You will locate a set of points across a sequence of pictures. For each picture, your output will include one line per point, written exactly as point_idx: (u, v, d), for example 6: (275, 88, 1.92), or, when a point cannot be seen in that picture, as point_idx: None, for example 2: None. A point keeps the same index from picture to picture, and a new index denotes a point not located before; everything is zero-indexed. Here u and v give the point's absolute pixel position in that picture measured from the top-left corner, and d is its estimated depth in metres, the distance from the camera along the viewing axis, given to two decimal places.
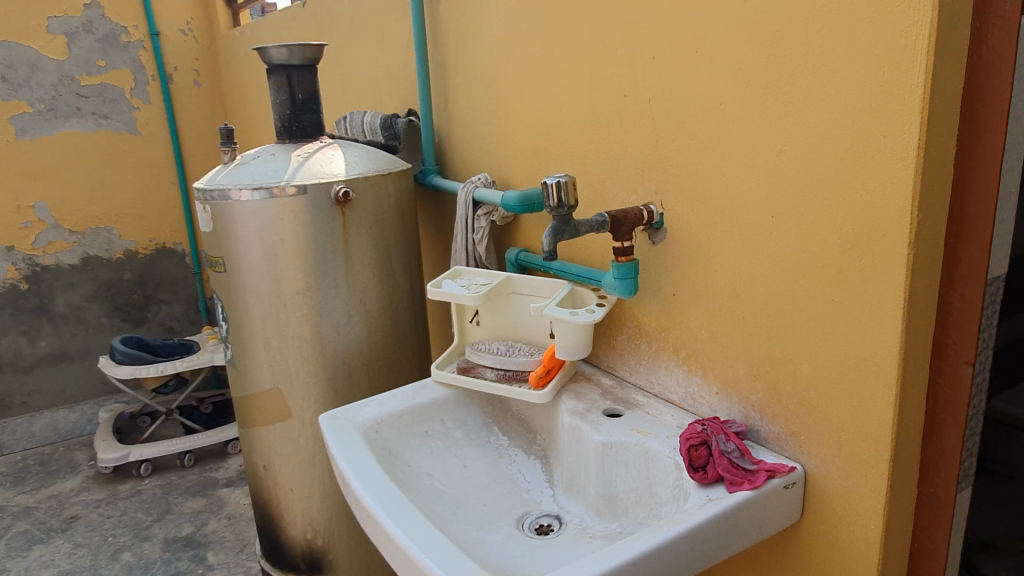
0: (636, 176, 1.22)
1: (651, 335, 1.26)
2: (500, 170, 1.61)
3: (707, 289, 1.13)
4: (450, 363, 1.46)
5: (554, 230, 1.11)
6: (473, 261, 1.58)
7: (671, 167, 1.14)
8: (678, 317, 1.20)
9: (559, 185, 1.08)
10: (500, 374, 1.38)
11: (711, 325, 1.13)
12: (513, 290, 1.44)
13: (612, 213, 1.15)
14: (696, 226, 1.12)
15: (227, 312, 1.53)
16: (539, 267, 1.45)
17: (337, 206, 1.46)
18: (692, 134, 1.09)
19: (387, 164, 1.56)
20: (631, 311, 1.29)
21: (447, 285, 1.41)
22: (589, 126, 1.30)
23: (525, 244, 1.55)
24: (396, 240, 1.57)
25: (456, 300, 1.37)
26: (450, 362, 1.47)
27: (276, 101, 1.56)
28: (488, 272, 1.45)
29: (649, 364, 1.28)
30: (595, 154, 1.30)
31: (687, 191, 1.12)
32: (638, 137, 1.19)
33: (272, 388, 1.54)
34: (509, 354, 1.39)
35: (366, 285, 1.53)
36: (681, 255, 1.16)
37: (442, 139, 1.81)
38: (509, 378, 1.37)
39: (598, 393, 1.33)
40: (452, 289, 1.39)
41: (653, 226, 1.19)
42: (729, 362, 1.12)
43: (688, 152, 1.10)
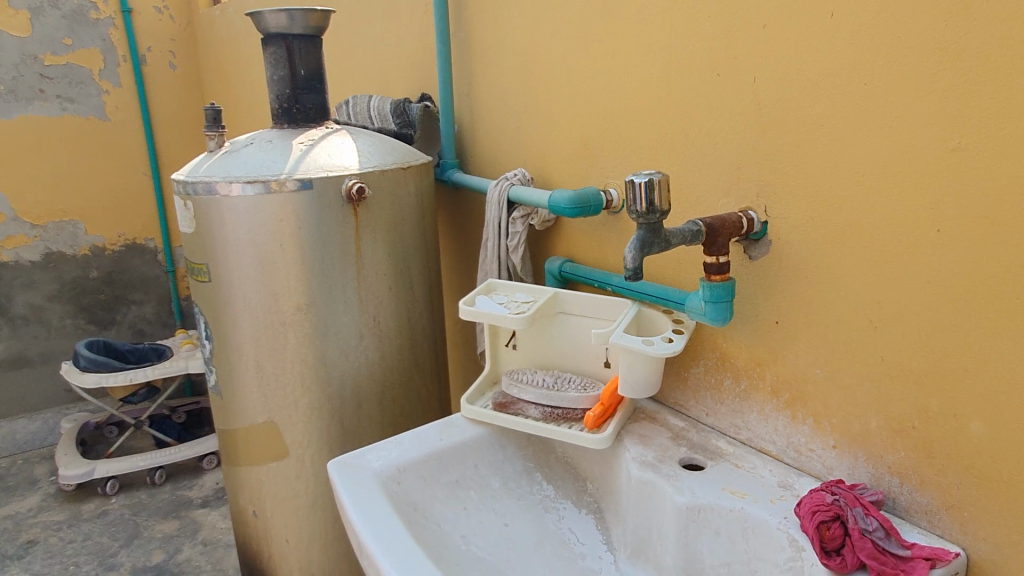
0: (728, 177, 0.99)
1: (740, 370, 1.03)
2: (537, 167, 1.37)
3: (827, 319, 0.90)
4: (482, 396, 1.22)
5: (639, 242, 0.87)
6: (506, 271, 1.34)
7: (781, 166, 0.91)
8: (781, 351, 0.97)
9: (653, 184, 0.84)
10: (547, 412, 1.14)
11: (830, 364, 0.91)
12: (560, 310, 1.20)
13: (706, 220, 0.91)
14: (814, 240, 0.89)
15: (212, 330, 1.27)
16: (591, 281, 1.21)
17: (348, 204, 1.21)
18: (817, 124, 0.86)
19: (405, 156, 1.32)
20: (713, 340, 1.06)
21: (482, 302, 1.17)
22: (663, 115, 1.07)
23: (568, 253, 1.32)
24: (415, 246, 1.33)
25: (494, 322, 1.13)
26: (482, 395, 1.22)
27: (272, 78, 1.31)
28: (530, 287, 1.21)
29: (735, 405, 1.06)
30: (671, 148, 1.07)
31: (804, 196, 0.89)
32: (735, 128, 0.96)
33: (264, 422, 1.28)
34: (557, 389, 1.15)
35: (380, 299, 1.28)
36: (789, 275, 0.93)
37: (463, 129, 1.56)
38: (556, 418, 1.13)
39: (667, 437, 1.10)
40: (489, 308, 1.15)
41: (753, 236, 0.96)
42: (855, 411, 0.89)
43: (809, 147, 0.87)
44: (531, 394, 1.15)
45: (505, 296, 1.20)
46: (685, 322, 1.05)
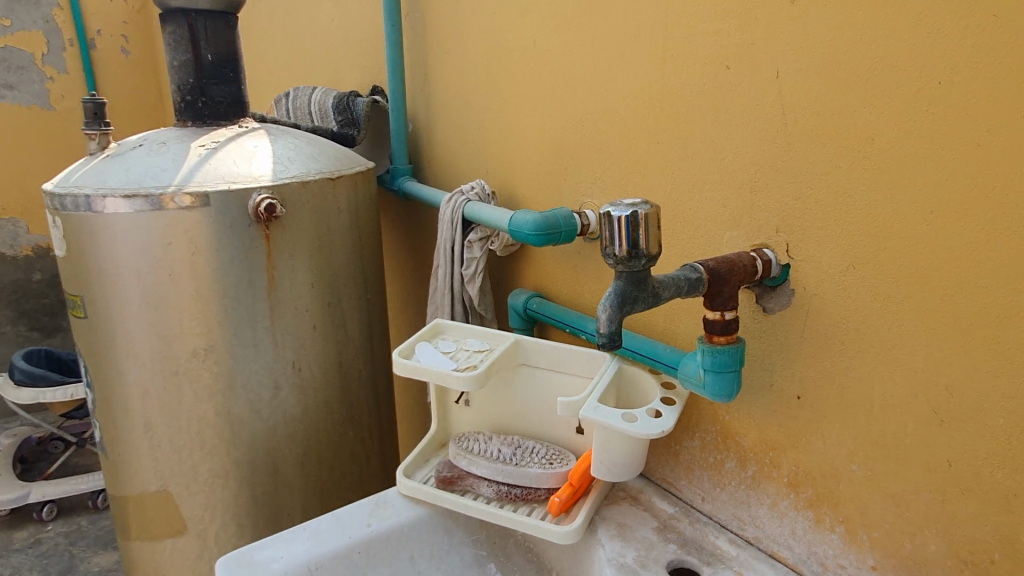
0: (740, 203, 0.75)
1: (746, 452, 0.80)
2: (500, 179, 1.13)
3: (870, 401, 0.66)
4: (423, 466, 0.98)
5: (617, 297, 0.63)
6: (460, 305, 1.09)
7: (812, 191, 0.68)
8: (802, 434, 0.73)
9: (637, 220, 0.61)
10: (501, 492, 0.90)
11: (871, 460, 0.67)
12: (522, 361, 0.96)
13: (708, 265, 0.68)
14: (854, 297, 0.66)
15: (93, 376, 1.02)
16: (562, 324, 0.98)
17: (257, 224, 0.96)
18: (867, 137, 0.62)
19: (338, 163, 1.07)
20: (711, 410, 0.83)
21: (424, 353, 0.92)
22: (661, 119, 0.82)
23: (535, 285, 1.08)
24: (347, 274, 1.09)
25: (437, 381, 0.89)
26: (423, 464, 0.98)
27: (172, 64, 1.05)
28: (486, 332, 0.97)
29: (738, 493, 0.82)
30: (668, 162, 0.83)
31: (842, 234, 0.66)
32: (753, 139, 0.72)
33: (157, 490, 1.04)
34: (514, 463, 0.91)
35: (300, 340, 1.04)
36: (818, 338, 0.70)
37: (418, 129, 1.32)
38: (514, 499, 0.89)
39: (652, 529, 0.85)
40: (430, 361, 0.91)
41: (768, 282, 0.72)
42: (905, 527, 0.66)
43: (853, 167, 0.64)
44: (483, 469, 0.91)
45: (454, 343, 0.96)
46: (676, 389, 0.82)
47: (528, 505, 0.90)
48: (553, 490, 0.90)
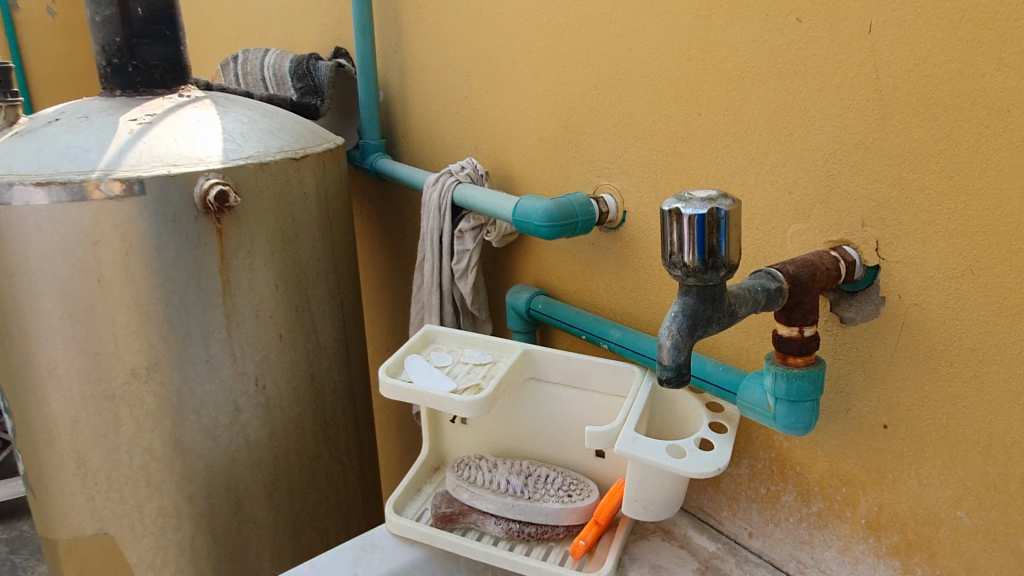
0: (809, 190, 0.61)
1: (810, 486, 0.67)
2: (492, 157, 0.97)
3: (987, 437, 0.54)
4: (415, 498, 0.83)
5: (685, 319, 0.49)
6: (449, 305, 0.94)
7: (914, 176, 0.54)
8: (889, 470, 0.61)
9: (719, 221, 0.46)
10: (511, 531, 0.76)
11: (986, 508, 0.55)
12: (531, 375, 0.81)
13: (787, 272, 0.54)
14: (970, 309, 0.53)
15: (10, 402, 0.84)
16: (574, 330, 0.83)
17: (206, 216, 0.79)
18: (1000, 107, 0.48)
19: (301, 139, 0.90)
20: (765, 435, 0.70)
21: (417, 370, 0.77)
22: (704, 85, 0.67)
23: (538, 281, 0.93)
24: (317, 273, 0.92)
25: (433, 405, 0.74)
26: (415, 495, 0.84)
27: (94, 19, 0.86)
28: (487, 341, 0.82)
29: (797, 532, 0.70)
30: (712, 138, 0.68)
31: (957, 231, 0.52)
32: (832, 110, 0.58)
33: (97, 535, 0.87)
34: (526, 497, 0.77)
35: (263, 353, 0.88)
36: (914, 357, 0.57)
37: (391, 97, 1.15)
38: (526, 539, 0.76)
39: (693, 572, 0.73)
40: (424, 380, 0.76)
41: (848, 287, 0.59)
42: None
43: (977, 147, 0.50)
44: (489, 504, 0.77)
45: (450, 357, 0.81)
46: (725, 412, 0.69)
47: (543, 544, 0.76)
48: (573, 527, 0.76)
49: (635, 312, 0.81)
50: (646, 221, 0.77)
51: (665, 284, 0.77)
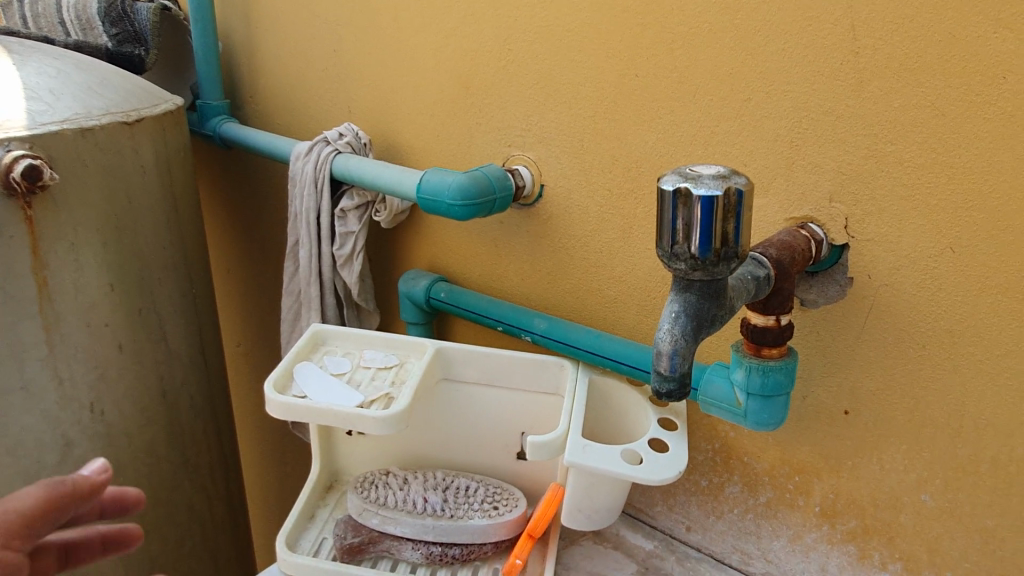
0: (769, 163, 0.56)
1: (759, 476, 0.65)
2: (372, 122, 0.84)
3: (957, 419, 0.52)
4: (308, 527, 0.70)
5: (685, 319, 0.41)
6: (332, 297, 0.81)
7: (893, 147, 0.50)
8: (848, 457, 0.59)
9: (734, 203, 0.39)
10: (431, 556, 0.66)
11: (953, 490, 0.54)
12: (442, 375, 0.72)
13: (771, 256, 0.48)
14: (947, 291, 0.50)
15: None
16: (486, 321, 0.74)
17: (9, 198, 0.59)
18: (994, 73, 0.45)
19: (132, 97, 0.71)
20: (709, 424, 0.67)
21: (311, 383, 0.64)
22: (643, 42, 0.59)
23: (436, 265, 0.83)
24: (164, 266, 0.75)
25: (338, 425, 0.62)
26: (308, 524, 0.71)
27: None
28: (389, 340, 0.71)
29: (742, 523, 0.67)
30: (652, 103, 0.60)
31: (938, 207, 0.49)
32: (798, 73, 0.52)
33: None
34: (447, 513, 0.67)
35: (98, 370, 0.70)
36: (883, 340, 0.54)
37: (235, 49, 0.96)
38: (450, 562, 0.66)
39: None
40: (322, 394, 0.63)
41: (811, 268, 0.55)
42: (992, 566, 0.54)
43: (966, 116, 0.46)
44: (405, 526, 0.66)
45: (347, 362, 0.69)
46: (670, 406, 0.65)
47: (469, 566, 0.67)
48: (501, 542, 0.67)
49: (555, 297, 0.73)
50: (568, 196, 0.69)
51: (592, 266, 0.69)
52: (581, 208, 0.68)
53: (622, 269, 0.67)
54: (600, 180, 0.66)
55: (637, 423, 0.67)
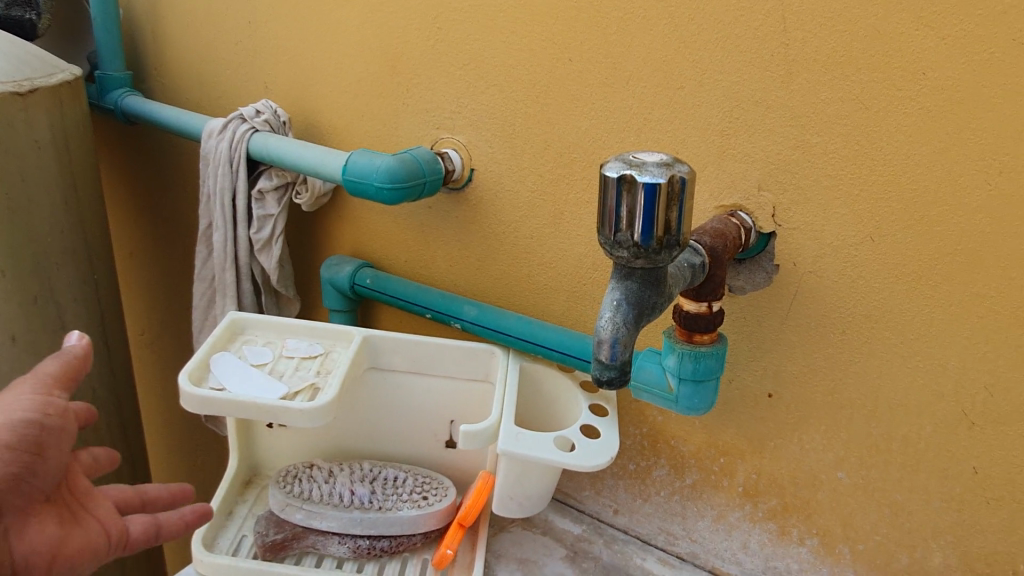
0: (700, 151, 0.56)
1: (685, 459, 0.66)
2: (291, 100, 0.80)
3: (873, 401, 0.55)
4: (227, 524, 0.67)
5: (627, 308, 0.41)
6: (250, 283, 0.77)
7: (818, 139, 0.51)
8: (770, 438, 0.61)
9: (679, 191, 0.39)
10: (359, 550, 0.64)
11: (867, 467, 0.57)
12: (370, 364, 0.70)
13: (706, 242, 0.49)
14: (868, 278, 0.52)
15: None
16: (414, 308, 0.73)
17: None
18: (914, 69, 0.46)
19: (22, 67, 0.66)
20: (637, 409, 0.68)
21: (229, 375, 0.61)
22: (577, 27, 0.59)
23: (360, 250, 0.80)
24: (62, 252, 0.71)
25: (260, 418, 0.59)
26: (226, 521, 0.67)
27: None
28: (313, 328, 0.68)
29: (668, 505, 0.68)
30: (585, 88, 0.60)
31: (860, 198, 0.51)
32: (730, 64, 0.53)
33: None
34: (375, 506, 0.65)
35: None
36: (805, 326, 0.56)
37: (139, 16, 0.90)
38: (378, 556, 0.64)
39: (563, 560, 0.68)
40: (242, 386, 0.60)
41: (740, 255, 0.56)
42: (900, 538, 0.57)
43: (888, 110, 0.48)
44: (331, 521, 0.64)
45: (268, 352, 0.66)
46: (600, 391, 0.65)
47: (397, 558, 0.66)
48: (431, 532, 0.66)
49: (484, 283, 0.72)
50: (498, 181, 0.68)
51: (521, 252, 0.69)
52: (512, 193, 0.67)
53: (552, 256, 0.67)
54: (531, 165, 0.65)
55: (568, 409, 0.67)
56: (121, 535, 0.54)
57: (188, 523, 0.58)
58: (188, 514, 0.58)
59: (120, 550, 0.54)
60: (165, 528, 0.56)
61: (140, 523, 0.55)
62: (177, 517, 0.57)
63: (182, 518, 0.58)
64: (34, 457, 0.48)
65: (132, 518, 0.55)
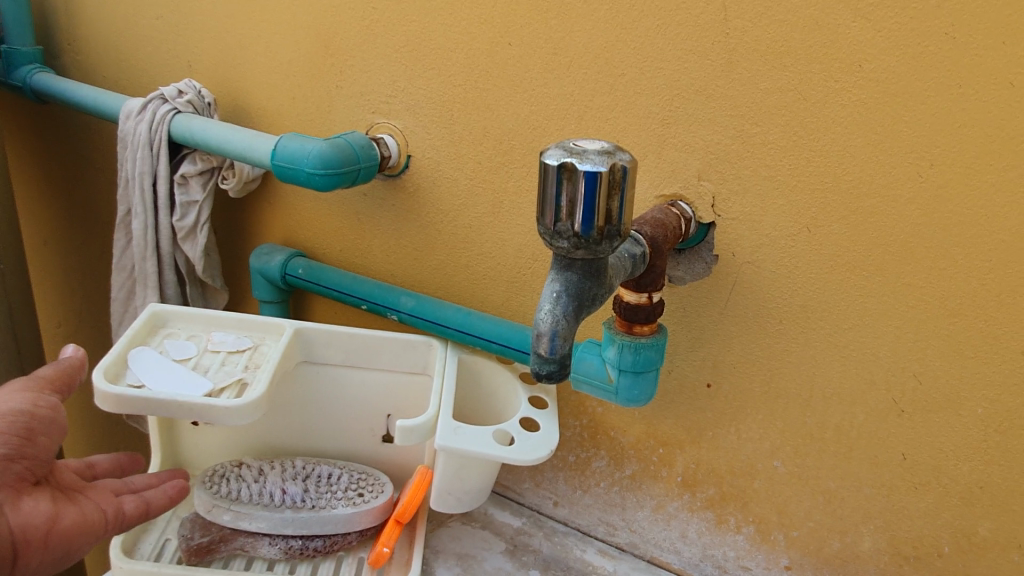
0: (641, 141, 0.56)
1: (625, 450, 0.66)
2: (217, 80, 0.76)
3: (807, 390, 0.56)
4: (149, 528, 0.64)
5: (567, 299, 0.40)
6: (173, 274, 0.73)
7: (758, 129, 0.51)
8: (709, 428, 0.61)
9: (620, 179, 0.38)
10: (292, 551, 0.62)
11: (801, 456, 0.58)
12: (302, 357, 0.67)
13: (647, 232, 0.48)
14: (803, 269, 0.52)
15: None
16: (348, 299, 0.70)
17: None
18: (851, 61, 0.47)
19: None
20: (576, 401, 0.67)
21: (150, 371, 0.58)
22: (517, 10, 0.57)
23: (292, 239, 0.77)
24: None
25: (183, 416, 0.56)
26: (148, 525, 0.64)
27: None
28: (241, 321, 0.65)
29: (608, 496, 0.68)
30: (525, 73, 0.59)
31: (797, 188, 0.51)
32: (671, 52, 0.52)
33: None
34: (308, 505, 0.63)
35: None
36: (743, 316, 0.56)
37: None
38: (311, 556, 0.62)
39: (502, 554, 0.67)
40: (164, 383, 0.57)
41: (680, 246, 0.55)
42: (833, 524, 0.58)
43: (825, 101, 0.48)
44: (261, 521, 0.61)
45: (192, 346, 0.62)
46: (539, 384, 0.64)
47: (332, 557, 0.63)
48: (367, 530, 0.64)
49: (421, 273, 0.70)
50: (436, 168, 0.66)
51: (460, 242, 0.67)
52: (450, 181, 0.65)
53: (491, 246, 0.65)
54: (470, 152, 0.64)
55: (507, 401, 0.66)
56: (114, 513, 0.55)
57: (172, 498, 0.59)
58: (172, 488, 0.59)
59: (114, 529, 0.55)
60: (152, 503, 0.57)
61: (132, 501, 0.56)
62: (161, 494, 0.58)
63: (167, 494, 0.59)
64: (23, 444, 0.49)
65: (122, 498, 0.56)
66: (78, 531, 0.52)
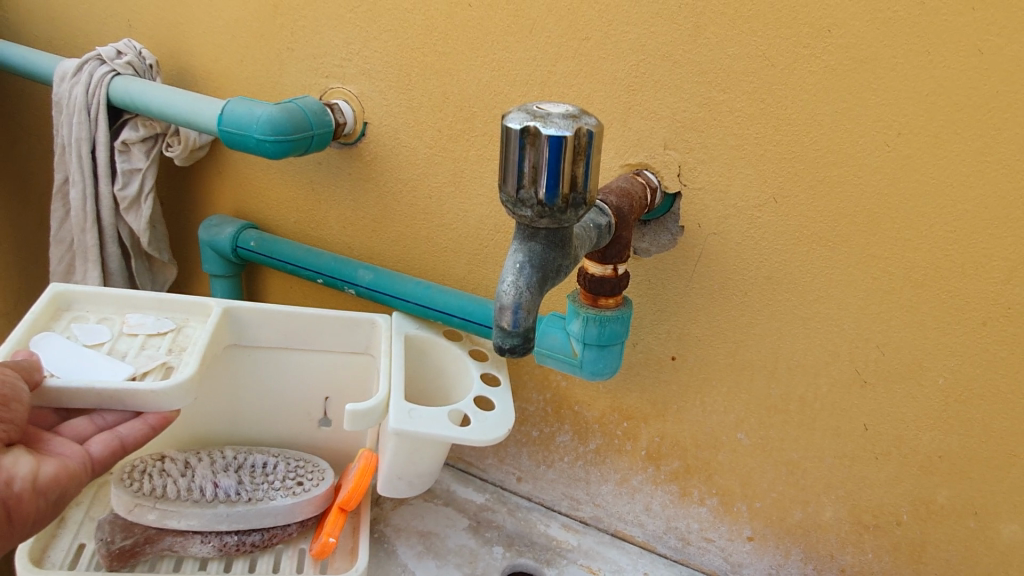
0: (607, 107, 0.54)
1: (589, 424, 0.65)
2: (159, 42, 0.72)
3: (772, 362, 0.55)
4: (60, 533, 0.61)
5: (529, 269, 0.38)
6: (116, 247, 0.70)
7: (725, 96, 0.49)
8: (673, 401, 0.61)
9: (585, 145, 0.36)
10: (229, 547, 0.59)
11: (765, 428, 0.57)
12: (233, 339, 0.64)
13: (613, 202, 0.47)
14: (771, 241, 0.51)
15: None
16: (302, 272, 0.67)
17: None
18: (821, 26, 0.45)
19: None
20: (541, 375, 0.66)
21: (60, 361, 0.55)
22: None
23: (244, 210, 0.74)
24: None
25: (103, 403, 0.53)
26: (58, 530, 0.61)
27: None
28: (160, 302, 0.63)
29: (572, 470, 0.67)
30: (486, 37, 0.56)
31: (764, 157, 0.50)
32: (637, 14, 0.50)
33: None
34: (244, 498, 0.61)
35: None
36: (709, 287, 0.55)
37: None
38: (248, 551, 0.60)
39: (466, 531, 0.66)
40: (79, 373, 0.54)
41: (646, 216, 0.54)
42: (795, 494, 0.58)
43: (793, 68, 0.47)
44: (192, 519, 0.59)
45: (106, 330, 0.60)
46: (489, 358, 0.63)
47: (270, 551, 0.62)
48: (307, 520, 0.63)
49: (380, 246, 0.68)
50: (394, 136, 0.63)
51: (420, 212, 0.65)
52: (409, 149, 0.63)
53: (451, 217, 0.63)
54: (429, 119, 0.61)
55: (455, 378, 0.65)
56: (86, 457, 0.51)
57: (155, 426, 0.54)
58: (150, 416, 0.54)
59: (92, 471, 0.52)
60: (128, 438, 0.53)
61: (100, 441, 0.52)
62: (138, 424, 0.54)
63: (146, 424, 0.54)
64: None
65: (91, 441, 0.52)
66: (61, 481, 0.49)
